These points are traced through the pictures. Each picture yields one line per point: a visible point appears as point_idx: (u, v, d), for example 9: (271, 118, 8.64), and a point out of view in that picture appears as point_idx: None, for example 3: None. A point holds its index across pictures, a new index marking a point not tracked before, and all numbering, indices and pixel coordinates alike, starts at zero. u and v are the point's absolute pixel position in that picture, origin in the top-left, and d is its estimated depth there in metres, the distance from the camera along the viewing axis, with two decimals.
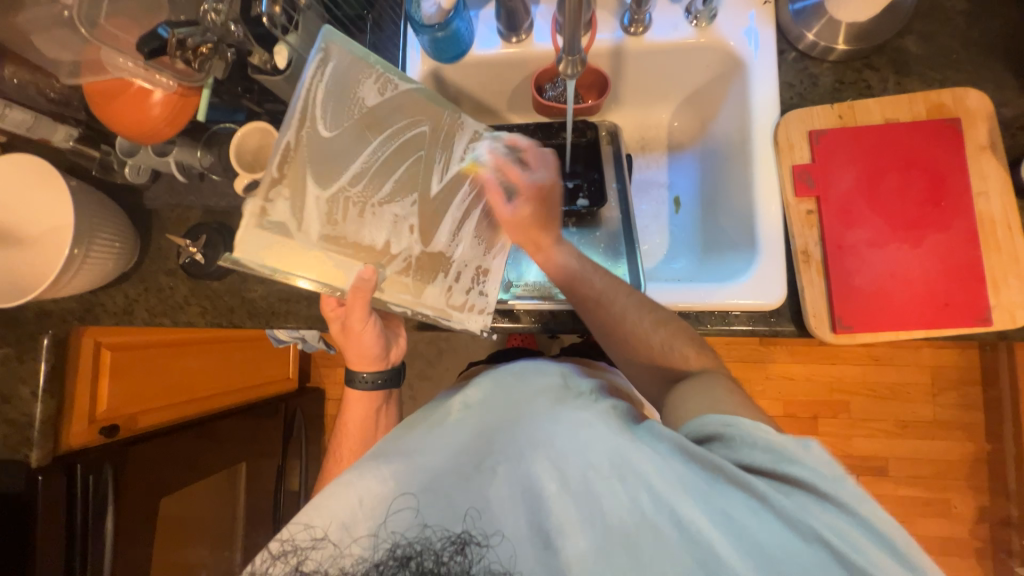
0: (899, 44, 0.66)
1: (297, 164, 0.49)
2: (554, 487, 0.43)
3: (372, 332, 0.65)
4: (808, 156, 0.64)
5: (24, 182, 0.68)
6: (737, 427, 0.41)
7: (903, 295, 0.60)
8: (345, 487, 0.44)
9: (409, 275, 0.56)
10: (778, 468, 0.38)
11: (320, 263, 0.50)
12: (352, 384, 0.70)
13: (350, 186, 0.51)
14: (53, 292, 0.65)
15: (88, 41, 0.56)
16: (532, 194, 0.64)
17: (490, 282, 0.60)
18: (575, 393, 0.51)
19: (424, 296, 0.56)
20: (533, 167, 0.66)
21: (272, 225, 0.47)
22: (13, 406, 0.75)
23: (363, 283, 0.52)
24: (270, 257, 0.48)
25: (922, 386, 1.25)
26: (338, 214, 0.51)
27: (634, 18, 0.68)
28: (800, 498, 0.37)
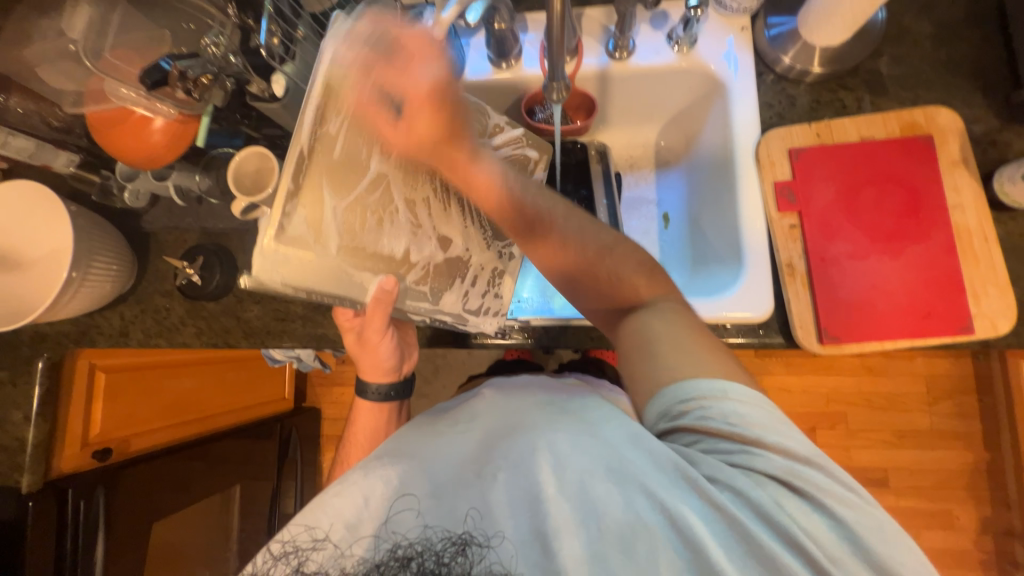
0: (871, 66, 0.69)
1: (314, 167, 0.42)
2: (552, 490, 0.42)
3: (387, 343, 0.65)
4: (789, 172, 0.66)
5: (24, 206, 0.69)
6: (696, 404, 0.39)
7: (886, 305, 0.61)
8: (350, 487, 0.46)
9: (427, 283, 0.57)
10: (751, 461, 0.38)
11: (338, 282, 0.47)
12: (363, 395, 0.71)
13: (367, 191, 0.48)
14: (51, 315, 0.66)
15: (93, 72, 0.59)
16: (420, 99, 0.47)
17: (503, 286, 0.66)
18: (580, 402, 0.52)
19: (442, 303, 0.59)
20: (419, 57, 0.47)
21: (290, 242, 0.41)
22: (6, 432, 0.74)
23: (385, 293, 0.52)
24: (286, 275, 0.42)
25: (917, 395, 1.26)
26: (357, 225, 0.47)
27: (618, 44, 0.70)
28: (785, 498, 0.37)
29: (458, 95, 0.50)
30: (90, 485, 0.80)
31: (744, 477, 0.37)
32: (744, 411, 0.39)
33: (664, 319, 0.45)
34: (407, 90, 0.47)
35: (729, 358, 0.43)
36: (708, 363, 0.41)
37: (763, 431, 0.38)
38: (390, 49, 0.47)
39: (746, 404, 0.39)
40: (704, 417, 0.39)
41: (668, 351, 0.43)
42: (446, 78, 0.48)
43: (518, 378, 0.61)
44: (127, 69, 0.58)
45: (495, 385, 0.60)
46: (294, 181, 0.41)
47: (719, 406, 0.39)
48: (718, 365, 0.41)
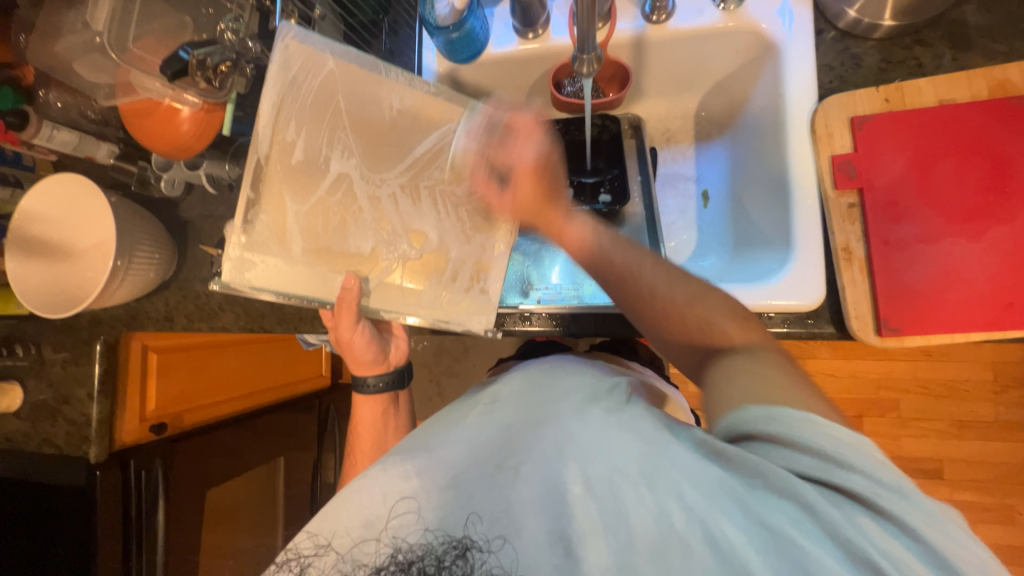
0: (956, 15, 0.59)
1: (275, 180, 0.51)
2: (578, 491, 0.41)
3: (362, 338, 0.66)
4: (849, 144, 0.59)
5: (71, 198, 0.72)
6: (784, 421, 0.37)
7: (960, 294, 0.55)
8: (369, 484, 0.45)
9: (400, 279, 0.56)
10: (832, 476, 0.35)
11: (301, 279, 0.52)
12: (359, 389, 0.71)
13: (328, 195, 0.52)
14: (102, 301, 0.69)
15: (120, 64, 0.59)
16: (526, 171, 0.57)
17: (491, 279, 0.58)
18: (608, 392, 0.50)
19: (418, 301, 0.56)
20: (524, 136, 0.58)
21: (256, 245, 0.50)
22: (74, 407, 0.81)
23: (347, 292, 0.53)
24: (254, 277, 0.50)
25: (981, 382, 1.16)
26: (318, 227, 0.52)
27: (656, 5, 0.64)
28: (854, 513, 0.33)
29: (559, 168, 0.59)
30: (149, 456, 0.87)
31: (816, 495, 0.34)
32: (835, 437, 0.35)
33: (750, 356, 0.43)
34: (516, 164, 0.57)
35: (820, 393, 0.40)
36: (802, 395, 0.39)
37: (851, 449, 0.35)
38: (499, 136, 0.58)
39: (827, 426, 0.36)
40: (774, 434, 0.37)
41: (753, 382, 0.41)
42: (545, 150, 0.59)
43: (547, 360, 0.61)
44: (151, 60, 0.58)
45: (522, 368, 0.59)
46: (254, 194, 0.50)
47: (806, 434, 0.36)
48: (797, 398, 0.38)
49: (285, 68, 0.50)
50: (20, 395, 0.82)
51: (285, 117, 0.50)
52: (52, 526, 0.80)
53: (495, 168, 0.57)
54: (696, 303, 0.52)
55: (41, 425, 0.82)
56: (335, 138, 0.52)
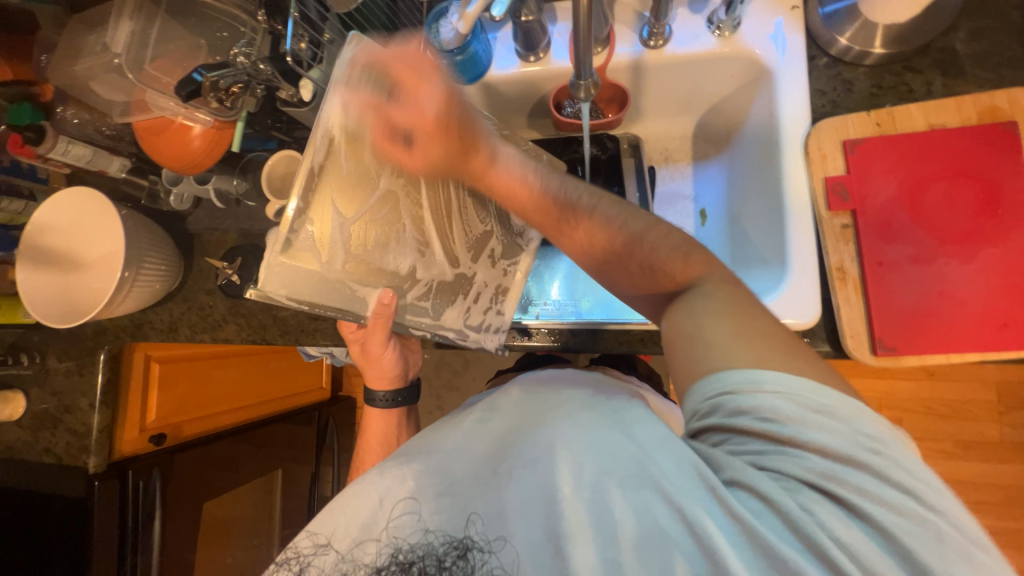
0: (945, 43, 0.61)
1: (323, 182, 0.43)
2: (567, 491, 0.41)
3: (391, 353, 0.68)
4: (842, 167, 0.61)
5: (81, 211, 0.74)
6: (726, 398, 0.36)
7: (954, 314, 0.55)
8: (366, 488, 0.46)
9: (428, 299, 0.58)
10: (780, 463, 0.34)
11: (334, 293, 0.49)
12: (370, 403, 0.72)
13: (375, 209, 0.49)
14: (108, 311, 0.70)
15: (136, 84, 0.62)
16: (426, 128, 0.47)
17: (507, 302, 0.66)
18: (604, 398, 0.51)
19: (443, 318, 0.60)
20: (411, 87, 0.47)
21: (299, 255, 0.44)
22: (75, 416, 0.81)
23: (384, 308, 0.54)
24: (293, 294, 0.45)
25: (985, 403, 1.15)
26: (364, 242, 0.49)
27: (653, 31, 0.66)
28: (811, 499, 0.33)
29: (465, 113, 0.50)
30: (147, 466, 0.87)
31: (770, 481, 0.34)
32: (778, 404, 0.35)
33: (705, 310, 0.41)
34: (410, 117, 0.47)
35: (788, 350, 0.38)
36: (757, 351, 0.37)
37: (798, 422, 0.34)
38: (389, 90, 0.47)
39: (780, 403, 0.35)
40: (733, 413, 0.36)
41: (705, 342, 0.40)
42: (449, 95, 0.48)
43: (545, 370, 0.62)
44: (167, 81, 0.60)
45: (521, 382, 0.59)
46: (314, 198, 0.43)
47: (752, 401, 0.35)
48: (752, 352, 0.37)
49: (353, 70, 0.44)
50: (23, 403, 0.83)
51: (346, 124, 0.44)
52: (49, 536, 0.80)
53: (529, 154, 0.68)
54: (672, 266, 0.47)
55: (42, 434, 0.82)
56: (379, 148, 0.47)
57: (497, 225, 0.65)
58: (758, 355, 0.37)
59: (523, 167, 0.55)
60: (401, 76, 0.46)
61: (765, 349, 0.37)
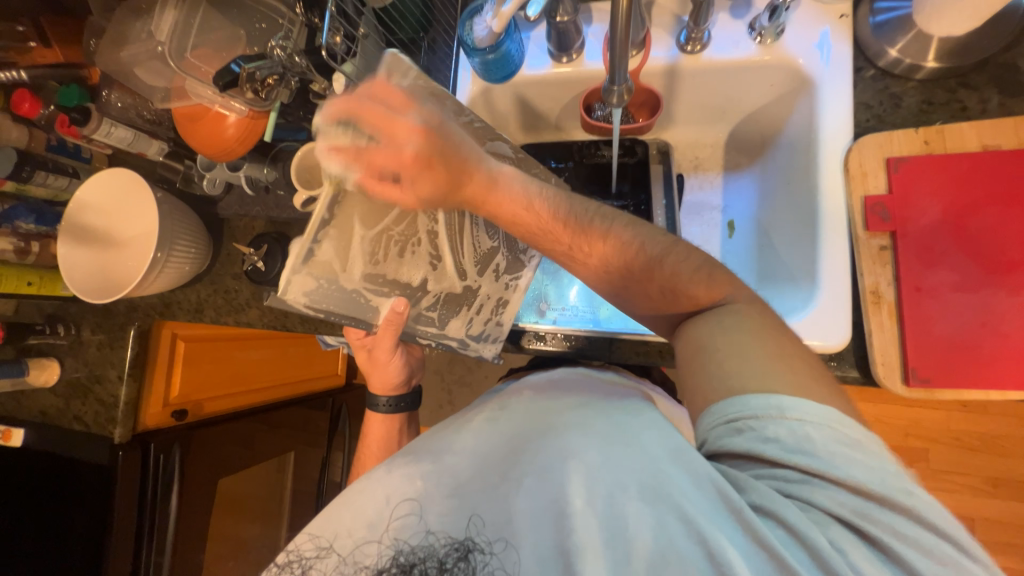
0: (1006, 59, 0.58)
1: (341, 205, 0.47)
2: (577, 502, 0.40)
3: (397, 361, 0.69)
4: (884, 185, 0.58)
5: (120, 192, 0.77)
6: (743, 422, 0.37)
7: (997, 347, 0.52)
8: (372, 486, 0.46)
9: (435, 309, 0.63)
10: (810, 494, 0.34)
11: (352, 300, 0.54)
12: (373, 408, 0.73)
13: (393, 224, 0.54)
14: (139, 289, 0.73)
15: (177, 72, 0.63)
16: (409, 164, 0.46)
17: (507, 313, 0.66)
18: (617, 407, 0.50)
19: (447, 328, 0.64)
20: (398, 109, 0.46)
21: (318, 265, 0.48)
22: (104, 387, 0.85)
23: (395, 315, 0.58)
24: (310, 301, 0.50)
25: (1022, 440, 1.09)
26: (381, 253, 0.54)
27: (691, 36, 0.65)
28: (843, 536, 0.33)
29: (449, 138, 0.47)
30: (168, 441, 0.90)
31: (798, 511, 0.34)
32: (801, 434, 0.35)
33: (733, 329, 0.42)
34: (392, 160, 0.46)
35: (806, 372, 0.39)
36: (780, 375, 0.38)
37: (824, 451, 0.34)
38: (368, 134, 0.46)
39: (809, 431, 0.35)
40: (757, 439, 0.36)
41: (728, 360, 0.40)
42: (427, 126, 0.46)
43: (553, 372, 0.63)
44: (206, 70, 0.62)
45: (531, 383, 0.60)
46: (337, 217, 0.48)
47: (773, 427, 0.36)
48: (787, 378, 0.38)
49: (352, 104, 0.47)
50: (57, 371, 0.86)
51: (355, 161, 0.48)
52: (74, 499, 0.84)
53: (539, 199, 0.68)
54: (696, 291, 0.46)
55: (73, 403, 0.86)
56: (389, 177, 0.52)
57: (504, 242, 0.66)
58: (784, 380, 0.38)
59: (527, 189, 0.50)
60: (389, 103, 0.46)
61: (790, 372, 0.38)
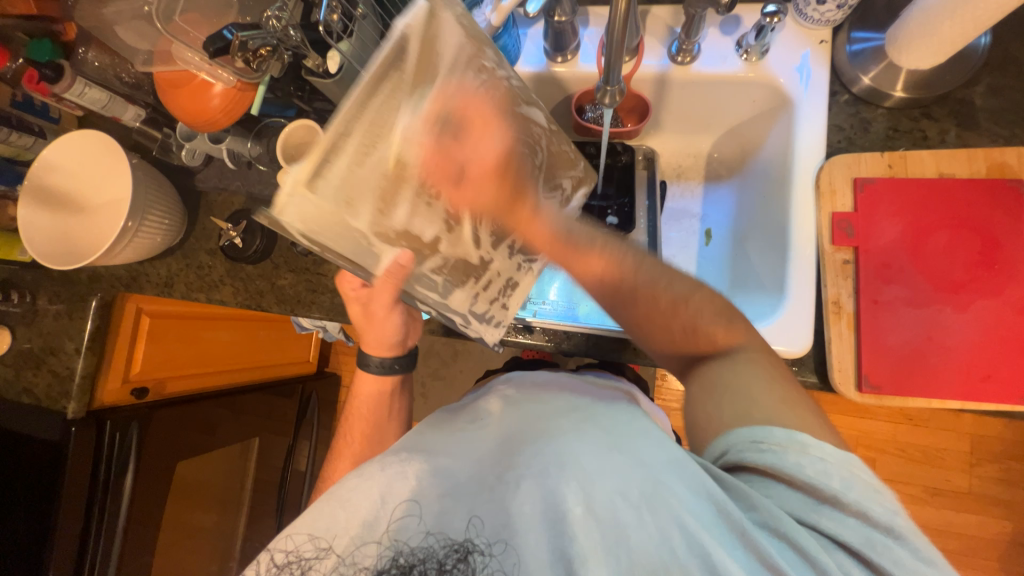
0: (964, 95, 0.62)
1: (372, 107, 0.34)
2: (577, 510, 0.41)
3: (396, 319, 0.64)
4: (850, 204, 0.62)
5: (91, 154, 0.74)
6: (769, 447, 0.39)
7: (942, 360, 0.56)
8: (366, 482, 0.45)
9: (442, 274, 0.49)
10: (815, 517, 0.37)
11: (355, 244, 0.40)
12: (364, 368, 0.70)
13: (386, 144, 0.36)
14: (105, 260, 0.70)
15: (163, 34, 0.62)
16: (485, 172, 0.45)
17: (514, 296, 0.60)
18: (603, 411, 0.52)
19: (451, 301, 0.52)
20: (480, 129, 0.43)
21: (321, 185, 0.33)
22: (60, 359, 0.81)
23: (397, 269, 0.45)
24: (295, 218, 0.34)
25: (958, 453, 1.17)
26: (390, 197, 0.38)
27: (682, 47, 0.67)
28: (849, 563, 0.36)
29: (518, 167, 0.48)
30: (126, 419, 0.86)
31: (807, 536, 0.36)
32: (819, 468, 0.38)
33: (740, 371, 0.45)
34: (472, 161, 0.43)
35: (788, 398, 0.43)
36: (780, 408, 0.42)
37: (840, 486, 0.37)
38: (457, 131, 0.41)
39: (825, 467, 0.38)
40: (775, 462, 0.39)
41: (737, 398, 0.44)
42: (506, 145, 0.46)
43: (536, 374, 0.63)
44: (194, 35, 0.60)
45: (514, 381, 0.61)
46: (356, 156, 0.34)
47: (796, 457, 0.39)
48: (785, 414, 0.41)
49: (403, 44, 0.35)
50: (7, 340, 0.82)
51: (382, 92, 0.34)
52: (17, 476, 0.79)
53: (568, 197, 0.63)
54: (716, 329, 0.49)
55: (24, 373, 0.82)
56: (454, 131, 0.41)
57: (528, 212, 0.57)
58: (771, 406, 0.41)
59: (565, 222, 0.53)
60: (471, 118, 0.42)
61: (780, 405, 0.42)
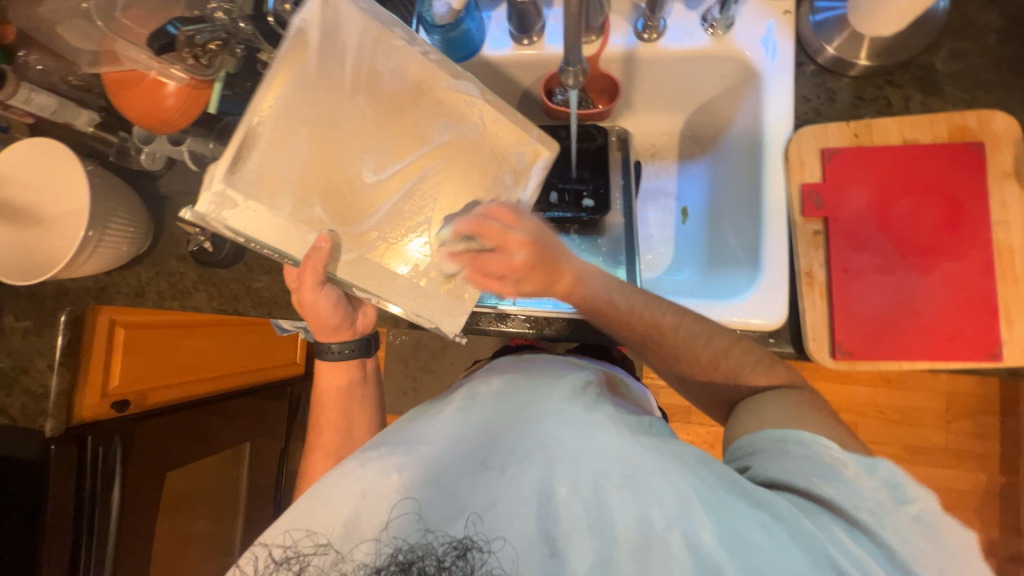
0: (925, 60, 0.63)
1: (280, 113, 0.49)
2: (562, 490, 0.41)
3: (326, 300, 0.60)
4: (819, 174, 0.62)
5: (47, 163, 0.71)
6: (785, 440, 0.44)
7: (909, 323, 0.58)
8: (345, 479, 0.44)
9: (379, 257, 0.52)
10: (813, 486, 0.40)
11: (278, 232, 0.49)
12: (320, 354, 0.68)
13: (288, 142, 0.49)
14: (69, 272, 0.68)
15: (106, 33, 0.59)
16: (521, 267, 0.52)
17: (470, 287, 0.53)
18: (585, 390, 0.52)
19: (390, 286, 0.52)
20: (508, 228, 0.51)
21: (245, 179, 0.48)
22: (33, 377, 0.78)
23: (317, 252, 0.49)
24: (233, 218, 0.47)
25: (935, 411, 1.21)
26: (306, 191, 0.49)
27: (648, 23, 0.66)
28: (833, 522, 0.38)
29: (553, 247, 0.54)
30: (109, 433, 0.84)
31: (789, 505, 0.39)
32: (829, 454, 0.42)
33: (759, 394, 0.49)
34: (507, 263, 0.52)
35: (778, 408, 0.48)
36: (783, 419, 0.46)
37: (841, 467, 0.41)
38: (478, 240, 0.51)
39: (825, 449, 0.42)
40: (788, 446, 0.44)
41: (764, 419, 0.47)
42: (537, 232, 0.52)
43: (519, 359, 0.61)
44: (139, 32, 0.58)
45: (497, 368, 0.59)
46: (277, 135, 0.49)
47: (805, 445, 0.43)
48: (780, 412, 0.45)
49: (302, 34, 0.49)
50: None
51: (289, 77, 0.49)
52: None
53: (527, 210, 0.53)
54: (710, 353, 0.54)
55: None
56: (354, 100, 0.50)
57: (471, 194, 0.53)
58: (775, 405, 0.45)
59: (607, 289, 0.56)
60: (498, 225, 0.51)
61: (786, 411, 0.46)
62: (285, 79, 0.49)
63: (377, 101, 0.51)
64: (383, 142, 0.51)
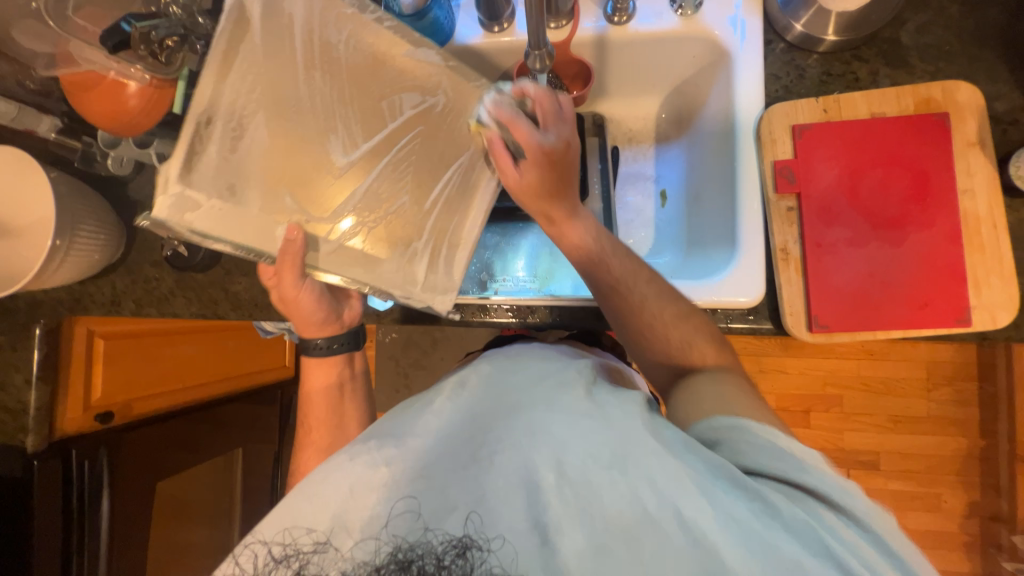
0: (890, 34, 0.64)
1: (229, 86, 0.45)
2: (551, 478, 0.41)
3: (309, 296, 0.61)
4: (790, 151, 0.63)
5: (12, 172, 0.69)
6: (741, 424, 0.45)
7: (882, 294, 0.59)
8: (335, 476, 0.43)
9: (358, 243, 0.51)
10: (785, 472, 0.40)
11: (250, 231, 0.46)
12: (307, 352, 0.68)
13: (240, 133, 0.45)
14: (38, 283, 0.66)
15: (60, 34, 0.57)
16: (542, 160, 0.56)
17: (457, 256, 0.56)
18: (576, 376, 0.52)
19: (380, 271, 0.53)
20: (539, 126, 0.58)
21: (201, 182, 0.43)
22: (8, 394, 0.73)
23: (290, 245, 0.47)
24: (197, 221, 0.43)
25: (916, 380, 1.24)
26: (275, 185, 0.47)
27: (617, 6, 0.66)
28: (813, 507, 0.39)
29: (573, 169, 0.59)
30: (93, 446, 0.84)
31: (769, 490, 0.39)
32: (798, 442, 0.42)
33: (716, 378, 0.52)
34: (529, 150, 0.56)
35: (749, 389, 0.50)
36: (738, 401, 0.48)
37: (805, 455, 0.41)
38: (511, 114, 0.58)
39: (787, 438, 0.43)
40: (752, 435, 0.44)
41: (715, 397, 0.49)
42: (566, 144, 0.58)
43: (509, 348, 0.60)
44: (95, 31, 0.56)
45: (489, 356, 0.58)
46: (232, 127, 0.44)
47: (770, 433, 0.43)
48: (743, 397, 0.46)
49: (241, 8, 0.45)
50: None
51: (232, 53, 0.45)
52: None
53: (512, 145, 0.56)
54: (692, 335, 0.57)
55: None
56: (307, 79, 0.48)
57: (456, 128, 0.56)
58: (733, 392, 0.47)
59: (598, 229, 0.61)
60: (530, 117, 0.58)
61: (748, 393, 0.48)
62: (233, 61, 0.45)
63: (334, 77, 0.50)
64: (349, 122, 0.50)
